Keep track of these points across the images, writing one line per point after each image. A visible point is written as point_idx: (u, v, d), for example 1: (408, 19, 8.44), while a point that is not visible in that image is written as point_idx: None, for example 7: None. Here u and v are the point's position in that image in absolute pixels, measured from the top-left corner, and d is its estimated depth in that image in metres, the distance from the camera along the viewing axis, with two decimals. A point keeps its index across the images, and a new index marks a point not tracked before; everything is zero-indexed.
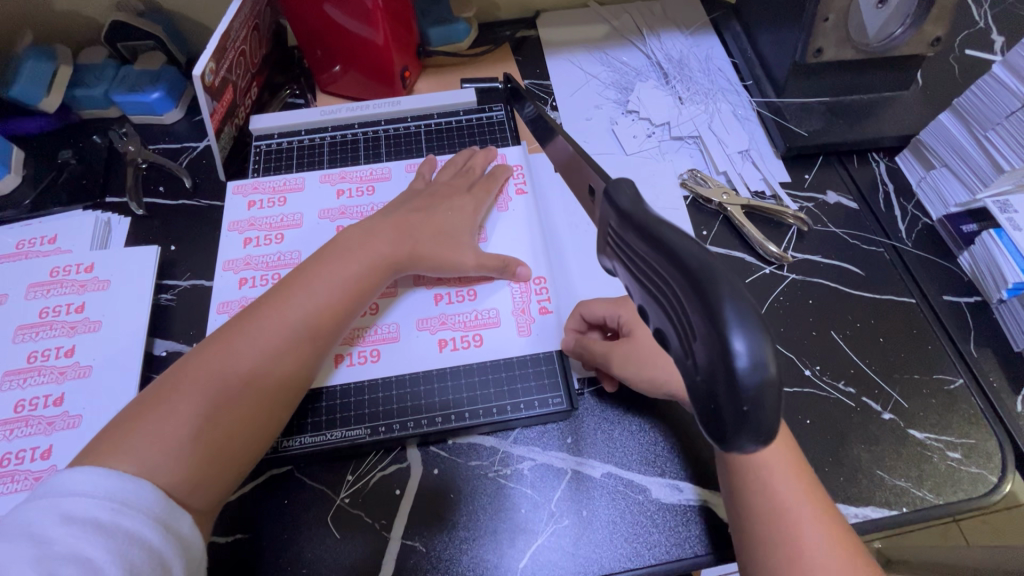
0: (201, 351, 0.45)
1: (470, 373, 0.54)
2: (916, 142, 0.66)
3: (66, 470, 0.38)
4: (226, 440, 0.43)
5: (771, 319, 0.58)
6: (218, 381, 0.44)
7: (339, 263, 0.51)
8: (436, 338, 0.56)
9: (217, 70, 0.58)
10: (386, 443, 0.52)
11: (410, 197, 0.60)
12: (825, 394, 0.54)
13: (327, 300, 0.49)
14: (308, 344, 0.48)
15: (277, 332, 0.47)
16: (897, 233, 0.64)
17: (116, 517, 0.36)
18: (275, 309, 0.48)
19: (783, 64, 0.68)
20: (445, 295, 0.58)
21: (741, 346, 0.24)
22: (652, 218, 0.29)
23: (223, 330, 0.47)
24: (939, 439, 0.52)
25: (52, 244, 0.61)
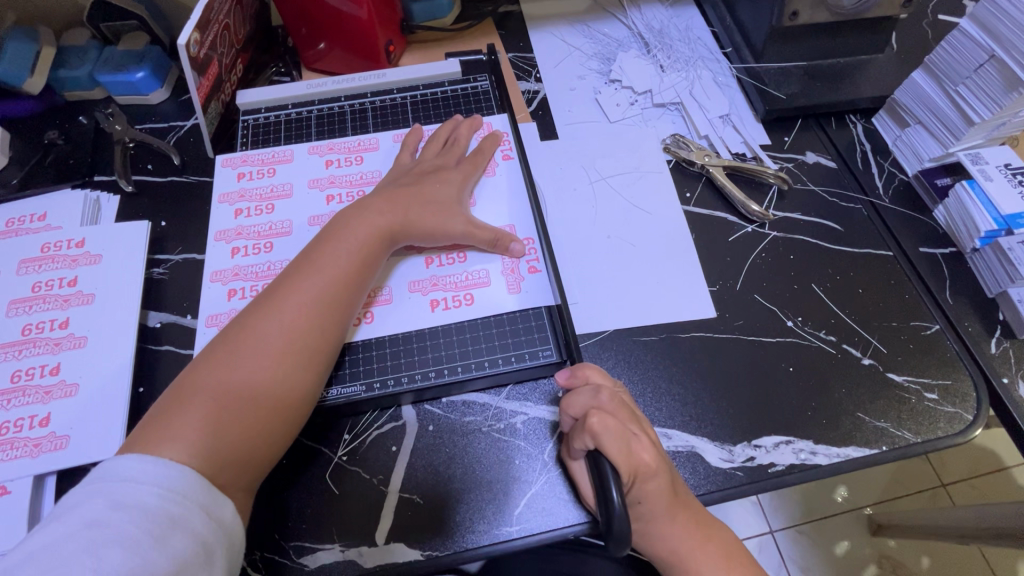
0: (221, 344, 0.47)
1: (461, 332, 0.55)
2: (891, 102, 0.67)
3: (116, 456, 0.40)
4: (253, 423, 0.45)
5: (754, 276, 0.60)
6: (240, 370, 0.46)
7: (343, 240, 0.53)
8: (427, 299, 0.56)
9: (201, 42, 0.59)
10: (381, 400, 0.53)
11: (399, 175, 0.60)
12: (807, 343, 0.56)
13: (336, 280, 0.51)
14: (323, 324, 0.49)
15: (291, 314, 0.48)
16: (875, 190, 0.66)
17: (162, 502, 0.39)
18: (289, 292, 0.49)
19: (761, 30, 0.69)
20: (435, 258, 0.58)
21: None
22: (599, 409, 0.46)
23: (243, 319, 0.49)
24: (918, 380, 0.54)
25: (41, 222, 0.62)
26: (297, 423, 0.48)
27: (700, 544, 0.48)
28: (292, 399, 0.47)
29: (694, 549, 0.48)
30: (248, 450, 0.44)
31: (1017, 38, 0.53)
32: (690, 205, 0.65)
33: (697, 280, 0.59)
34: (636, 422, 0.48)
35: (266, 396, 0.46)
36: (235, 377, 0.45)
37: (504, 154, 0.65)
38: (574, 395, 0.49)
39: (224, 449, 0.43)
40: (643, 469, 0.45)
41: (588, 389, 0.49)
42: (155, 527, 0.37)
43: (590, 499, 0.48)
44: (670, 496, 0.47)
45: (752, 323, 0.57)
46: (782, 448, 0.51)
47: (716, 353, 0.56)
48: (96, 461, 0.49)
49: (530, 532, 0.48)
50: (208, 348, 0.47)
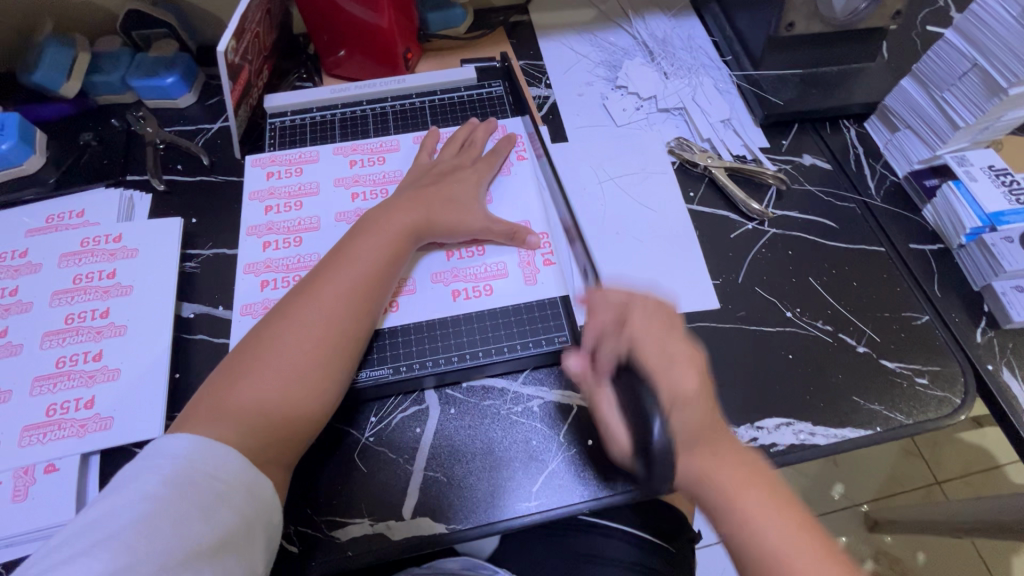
0: (265, 330, 0.50)
1: (482, 320, 0.58)
2: (882, 108, 0.71)
3: (165, 435, 0.44)
4: (295, 405, 0.48)
5: (755, 270, 0.64)
6: (283, 352, 0.49)
7: (375, 235, 0.56)
8: (449, 290, 0.60)
9: (236, 50, 0.62)
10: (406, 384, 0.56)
11: (421, 175, 0.64)
12: (805, 332, 0.60)
13: (370, 271, 0.54)
14: (358, 311, 0.52)
15: (329, 301, 0.52)
16: (867, 190, 0.70)
17: (208, 479, 0.42)
18: (326, 282, 0.53)
19: (759, 39, 0.74)
20: (456, 251, 0.62)
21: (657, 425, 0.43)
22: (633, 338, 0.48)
23: (284, 306, 0.52)
24: (909, 366, 0.58)
25: (80, 218, 0.65)
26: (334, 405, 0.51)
27: (744, 485, 0.45)
28: (332, 380, 0.50)
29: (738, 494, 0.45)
30: (289, 429, 0.47)
31: (997, 48, 0.57)
32: (694, 204, 0.68)
33: (701, 274, 0.63)
34: (673, 335, 0.49)
35: (309, 376, 0.49)
36: (280, 358, 0.49)
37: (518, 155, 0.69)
38: (600, 312, 0.50)
39: (268, 428, 0.46)
40: (682, 393, 0.45)
41: (615, 308, 0.50)
42: (203, 501, 0.40)
43: (621, 434, 0.48)
44: (706, 429, 0.47)
45: (752, 314, 0.61)
46: (782, 429, 0.55)
47: (718, 342, 0.59)
48: (138, 441, 0.52)
49: (547, 508, 0.51)
50: (252, 333, 0.51)
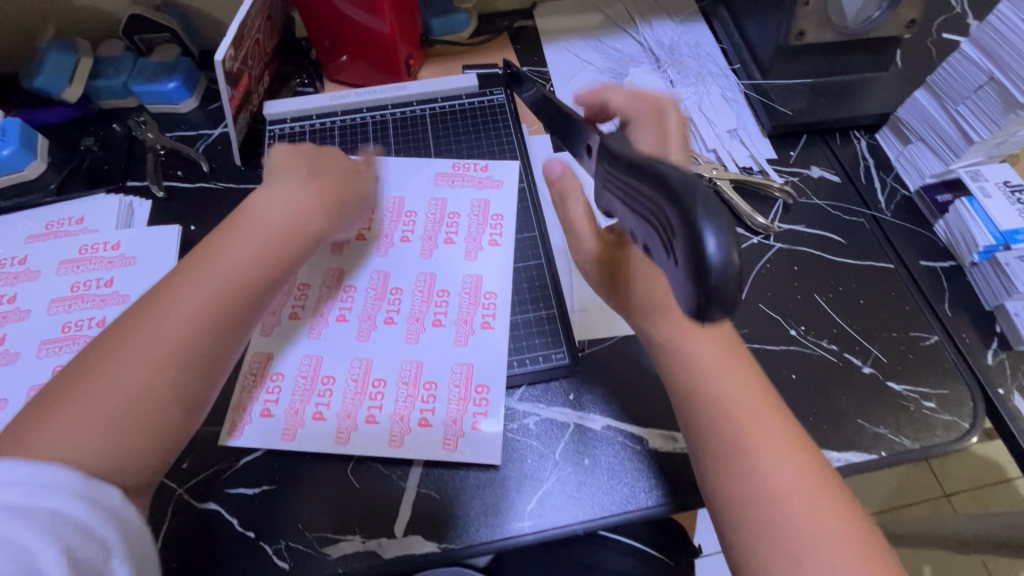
0: (107, 343, 0.42)
1: (457, 310, 0.59)
2: (894, 120, 0.70)
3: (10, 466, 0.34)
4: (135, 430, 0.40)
5: (759, 285, 0.62)
6: (129, 363, 0.41)
7: (256, 233, 0.50)
8: (416, 287, 0.60)
9: (235, 58, 0.62)
10: (425, 416, 0.54)
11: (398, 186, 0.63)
12: (809, 351, 0.58)
13: (242, 272, 0.47)
14: (219, 319, 0.45)
15: (182, 311, 0.44)
16: (877, 204, 0.68)
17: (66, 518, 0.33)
18: (176, 292, 0.44)
19: (768, 47, 0.72)
20: (447, 235, 0.63)
21: (711, 237, 0.24)
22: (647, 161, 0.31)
23: (128, 320, 0.43)
24: (916, 389, 0.56)
25: (80, 225, 0.65)
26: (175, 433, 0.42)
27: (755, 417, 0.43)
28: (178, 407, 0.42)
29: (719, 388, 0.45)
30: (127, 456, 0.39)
31: (1015, 63, 0.55)
32: None
33: None
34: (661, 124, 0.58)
35: (169, 382, 0.42)
36: (120, 371, 0.40)
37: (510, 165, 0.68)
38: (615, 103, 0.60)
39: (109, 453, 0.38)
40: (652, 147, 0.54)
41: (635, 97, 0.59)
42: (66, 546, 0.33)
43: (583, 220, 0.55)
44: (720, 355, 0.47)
45: (756, 332, 0.59)
46: None
47: None
48: None
49: (540, 528, 0.51)
50: (100, 347, 0.42)
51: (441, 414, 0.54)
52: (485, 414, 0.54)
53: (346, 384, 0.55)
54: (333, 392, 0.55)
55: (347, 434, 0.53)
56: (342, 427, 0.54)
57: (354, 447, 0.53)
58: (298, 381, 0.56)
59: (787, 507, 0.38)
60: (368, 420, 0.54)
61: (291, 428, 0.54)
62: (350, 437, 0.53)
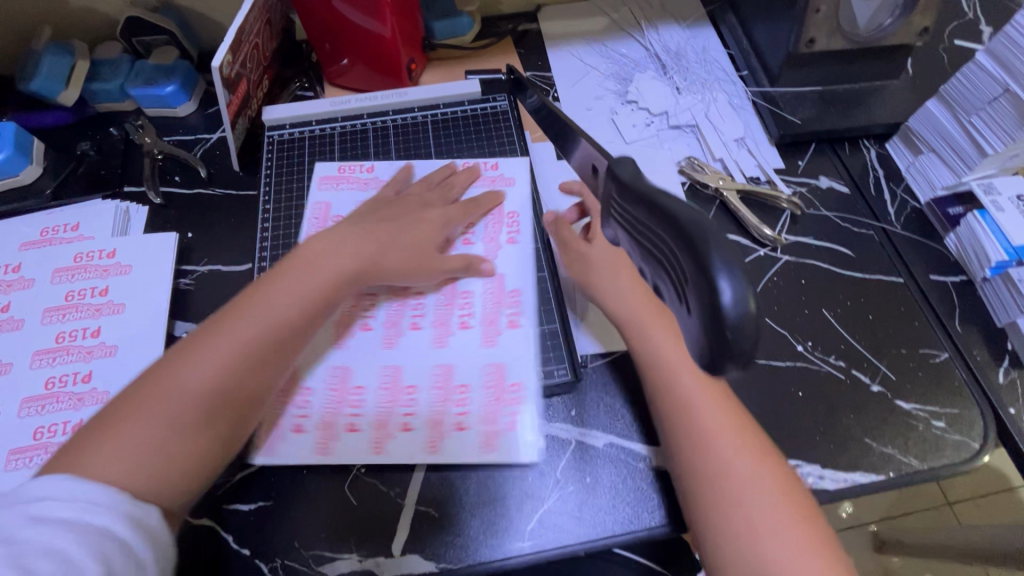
0: (156, 373, 0.45)
1: (482, 311, 0.58)
2: (905, 130, 0.68)
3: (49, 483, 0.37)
4: (183, 456, 0.43)
5: (766, 299, 0.61)
6: (178, 392, 0.44)
7: (304, 271, 0.52)
8: (439, 292, 0.60)
9: (232, 64, 0.60)
10: (460, 418, 0.52)
11: (389, 199, 0.62)
12: (816, 367, 0.57)
13: (285, 309, 0.50)
14: (264, 355, 0.48)
15: (229, 346, 0.47)
16: (887, 216, 0.66)
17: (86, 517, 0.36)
18: (230, 327, 0.48)
19: (777, 55, 0.71)
20: (466, 239, 0.63)
21: (725, 287, 0.24)
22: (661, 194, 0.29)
23: (180, 349, 0.47)
24: (925, 408, 0.55)
25: (74, 231, 0.64)
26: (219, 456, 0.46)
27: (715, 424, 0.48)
28: (221, 434, 0.45)
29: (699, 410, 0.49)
30: (178, 477, 0.43)
31: None
32: None
33: None
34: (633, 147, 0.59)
35: (218, 411, 0.45)
36: (177, 395, 0.44)
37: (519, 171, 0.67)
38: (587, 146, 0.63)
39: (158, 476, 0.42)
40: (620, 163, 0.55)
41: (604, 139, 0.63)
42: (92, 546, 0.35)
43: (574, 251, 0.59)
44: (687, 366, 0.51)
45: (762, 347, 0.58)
46: None
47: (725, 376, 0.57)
48: None
49: (540, 549, 0.50)
50: (151, 372, 0.45)
51: (476, 416, 0.52)
52: (520, 414, 0.52)
53: (377, 392, 0.54)
54: (314, 404, 0.54)
55: (384, 441, 0.52)
56: (377, 437, 0.52)
57: (390, 455, 0.51)
58: (327, 395, 0.54)
59: (752, 522, 0.44)
60: (402, 427, 0.52)
61: (276, 442, 0.52)
62: (335, 449, 0.52)
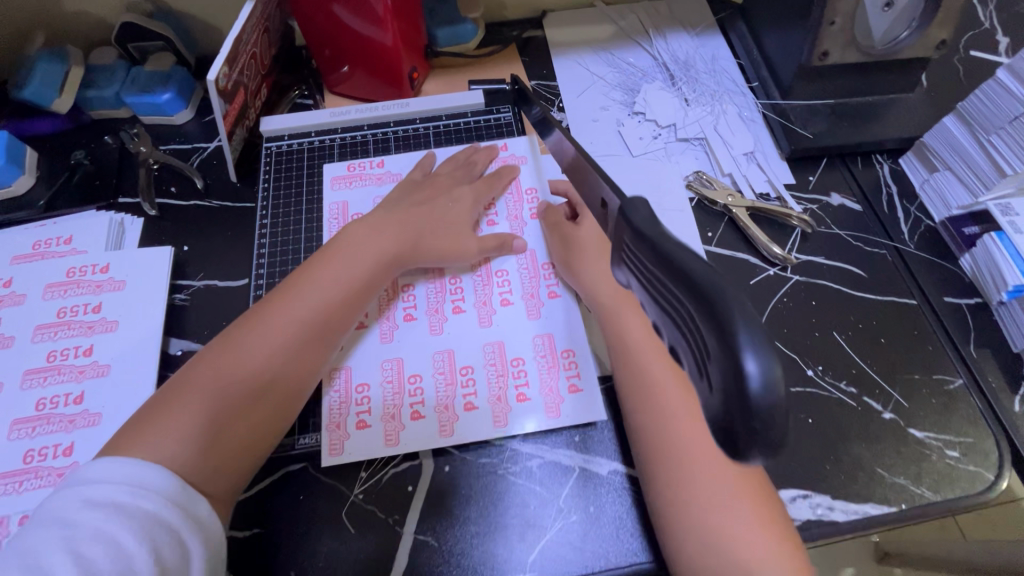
0: (212, 354, 0.51)
1: (521, 287, 0.62)
2: (920, 145, 0.66)
3: (112, 461, 0.42)
4: (232, 433, 0.48)
5: (774, 321, 0.60)
6: (232, 372, 0.49)
7: (341, 261, 0.57)
8: (475, 275, 0.63)
9: (229, 75, 0.59)
10: (521, 391, 0.56)
11: (395, 201, 0.63)
12: (827, 393, 0.56)
13: (326, 299, 0.55)
14: (308, 339, 0.53)
15: (277, 331, 0.52)
16: (900, 235, 0.65)
17: (136, 499, 0.41)
18: (277, 314, 0.53)
19: (788, 67, 0.69)
20: (489, 220, 0.67)
21: (754, 367, 0.21)
22: (690, 263, 0.24)
23: (235, 332, 0.52)
24: (938, 437, 0.54)
25: (68, 245, 0.62)
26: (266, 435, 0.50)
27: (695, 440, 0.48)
28: (264, 415, 0.50)
29: (675, 421, 0.49)
30: (228, 452, 0.47)
31: None
32: (712, 245, 0.64)
33: None
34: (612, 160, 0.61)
35: (265, 390, 0.50)
36: (230, 373, 0.49)
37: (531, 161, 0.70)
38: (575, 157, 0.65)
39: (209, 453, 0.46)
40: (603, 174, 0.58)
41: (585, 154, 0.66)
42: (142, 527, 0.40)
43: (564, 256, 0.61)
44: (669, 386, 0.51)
45: None
46: (799, 502, 0.51)
47: None
48: None
49: None
50: (210, 352, 0.51)
51: (536, 386, 0.56)
52: (578, 376, 0.56)
53: (434, 378, 0.57)
54: (371, 398, 0.56)
55: (451, 425, 0.54)
56: (443, 420, 0.54)
57: (460, 435, 0.54)
58: (385, 387, 0.56)
59: (727, 536, 0.44)
60: (467, 407, 0.55)
61: (337, 442, 0.53)
62: (399, 438, 0.53)
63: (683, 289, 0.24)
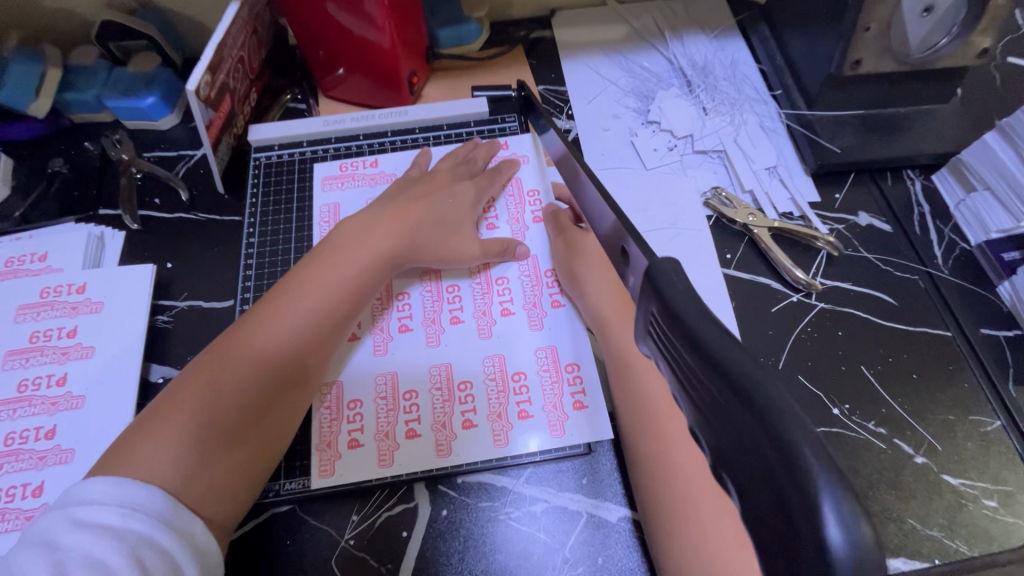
0: (207, 360, 0.47)
1: (522, 295, 0.59)
2: (956, 162, 0.62)
3: (99, 482, 0.39)
4: (233, 446, 0.45)
5: (798, 353, 0.55)
6: (232, 380, 0.46)
7: (343, 258, 0.53)
8: (474, 281, 0.59)
9: (213, 82, 0.55)
10: (523, 408, 0.53)
11: (381, 206, 0.58)
12: (854, 434, 0.52)
13: (329, 298, 0.51)
14: (311, 341, 0.50)
15: (278, 334, 0.49)
16: (933, 259, 0.60)
17: (125, 521, 0.38)
18: (275, 316, 0.49)
19: (816, 75, 0.64)
20: (489, 220, 0.63)
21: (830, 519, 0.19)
22: (742, 372, 0.22)
23: (229, 337, 0.49)
24: (975, 485, 0.50)
25: (42, 262, 0.58)
26: (269, 445, 0.47)
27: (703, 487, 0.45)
28: (268, 425, 0.47)
29: (683, 450, 0.47)
30: (231, 467, 0.44)
31: None
32: (731, 268, 0.60)
33: None
34: None
35: (268, 398, 0.47)
36: (229, 381, 0.46)
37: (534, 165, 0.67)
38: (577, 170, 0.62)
39: (211, 471, 0.43)
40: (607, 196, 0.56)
41: None
42: (130, 549, 0.36)
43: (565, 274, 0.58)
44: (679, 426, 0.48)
45: None
46: None
47: None
48: None
49: None
50: (204, 360, 0.47)
51: (538, 403, 0.53)
52: (583, 392, 0.54)
53: (430, 395, 0.53)
54: (364, 415, 0.53)
55: (448, 444, 0.51)
56: (440, 439, 0.52)
57: (458, 455, 0.51)
58: (379, 403, 0.53)
59: None
60: (465, 425, 0.52)
61: (328, 462, 0.51)
62: (394, 458, 0.51)
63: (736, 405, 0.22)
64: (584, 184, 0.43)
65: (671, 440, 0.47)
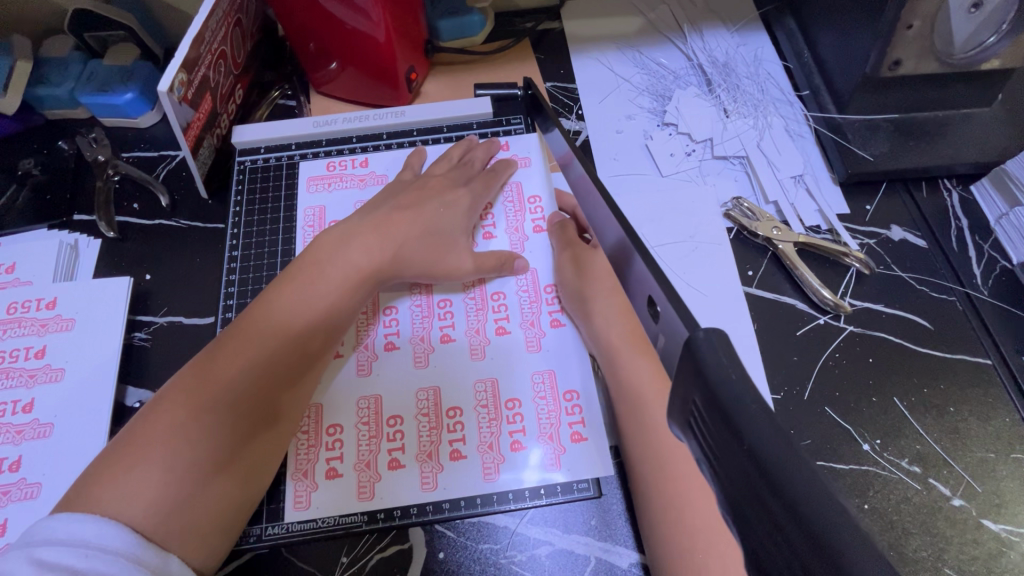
0: (190, 375, 0.43)
1: (520, 313, 0.54)
2: (999, 172, 0.57)
3: (63, 517, 0.34)
4: (221, 469, 0.41)
5: (826, 382, 0.51)
6: (218, 397, 0.42)
7: (335, 264, 0.49)
8: (467, 296, 0.55)
9: (189, 81, 0.51)
10: (516, 438, 0.49)
11: (366, 214, 0.54)
12: (886, 473, 0.48)
13: (323, 305, 0.48)
14: (302, 351, 0.46)
15: (267, 344, 0.45)
16: (972, 279, 0.55)
17: (91, 562, 0.33)
18: (264, 325, 0.45)
19: (848, 75, 0.59)
20: (486, 227, 0.59)
21: None
22: (802, 494, 0.20)
23: (213, 349, 0.44)
24: (1018, 532, 0.46)
25: (10, 275, 0.54)
26: (257, 465, 0.44)
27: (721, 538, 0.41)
28: (256, 443, 0.44)
29: (698, 493, 0.43)
30: (218, 492, 0.41)
31: None
32: (752, 286, 0.56)
33: (759, 382, 0.51)
34: None
35: (258, 414, 0.43)
36: (215, 398, 0.42)
37: (538, 167, 0.62)
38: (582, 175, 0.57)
39: (197, 499, 0.39)
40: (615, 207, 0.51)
41: None
42: None
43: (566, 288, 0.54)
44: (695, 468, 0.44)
45: (820, 444, 0.49)
46: None
47: None
48: None
49: None
50: (186, 375, 0.43)
51: (534, 433, 0.49)
52: (583, 423, 0.49)
53: (417, 422, 0.49)
54: (343, 442, 0.49)
55: (435, 477, 0.48)
56: (426, 471, 0.48)
57: (446, 489, 0.47)
58: (360, 430, 0.49)
59: None
60: (453, 456, 0.48)
61: (304, 493, 0.47)
62: (374, 491, 0.47)
63: (797, 531, 0.20)
64: (585, 195, 0.38)
65: (686, 483, 0.43)
